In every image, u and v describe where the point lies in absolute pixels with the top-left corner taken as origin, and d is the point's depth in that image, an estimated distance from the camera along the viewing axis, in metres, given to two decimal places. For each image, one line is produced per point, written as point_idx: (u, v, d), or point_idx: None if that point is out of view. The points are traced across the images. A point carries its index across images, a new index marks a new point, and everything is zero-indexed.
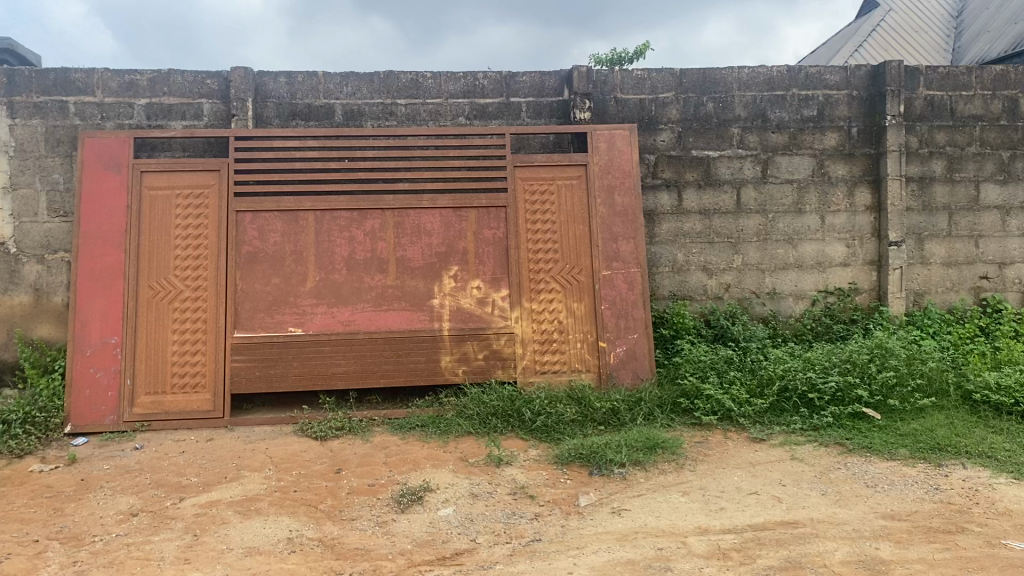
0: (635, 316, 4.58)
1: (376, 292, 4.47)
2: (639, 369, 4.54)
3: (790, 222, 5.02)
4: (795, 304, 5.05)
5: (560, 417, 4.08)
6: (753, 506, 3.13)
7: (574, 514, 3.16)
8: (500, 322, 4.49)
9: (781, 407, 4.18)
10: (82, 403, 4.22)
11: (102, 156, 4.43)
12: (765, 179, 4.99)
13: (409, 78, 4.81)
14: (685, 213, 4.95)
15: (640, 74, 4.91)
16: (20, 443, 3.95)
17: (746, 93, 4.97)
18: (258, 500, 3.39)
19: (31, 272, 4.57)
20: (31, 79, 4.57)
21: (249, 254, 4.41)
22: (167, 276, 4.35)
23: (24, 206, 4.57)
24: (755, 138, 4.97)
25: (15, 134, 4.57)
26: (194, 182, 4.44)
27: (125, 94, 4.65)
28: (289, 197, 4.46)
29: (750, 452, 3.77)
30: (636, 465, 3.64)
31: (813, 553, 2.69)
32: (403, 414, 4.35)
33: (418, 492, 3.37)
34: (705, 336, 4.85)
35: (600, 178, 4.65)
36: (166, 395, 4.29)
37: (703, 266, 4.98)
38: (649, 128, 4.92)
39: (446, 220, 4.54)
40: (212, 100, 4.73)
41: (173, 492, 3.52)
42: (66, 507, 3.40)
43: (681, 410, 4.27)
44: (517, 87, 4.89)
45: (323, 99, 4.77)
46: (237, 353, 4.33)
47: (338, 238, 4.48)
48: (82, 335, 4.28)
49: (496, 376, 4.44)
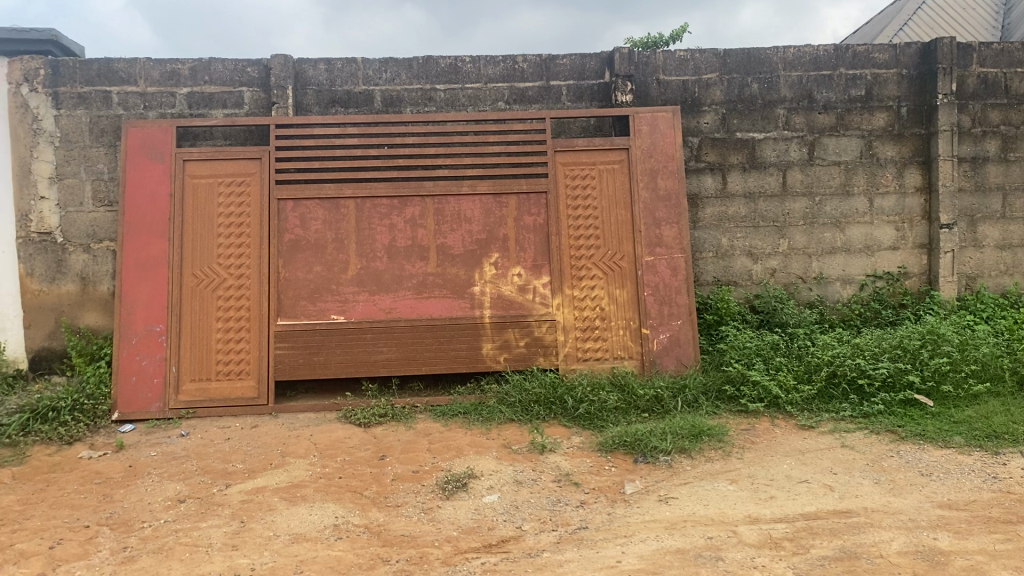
0: (678, 302, 4.52)
1: (417, 279, 4.46)
2: (683, 356, 4.48)
3: (837, 205, 4.90)
4: (842, 289, 4.94)
5: (602, 404, 4.04)
6: (803, 495, 3.07)
7: (620, 502, 3.12)
8: (542, 309, 4.45)
9: (830, 394, 4.09)
10: (128, 391, 4.26)
11: (145, 146, 4.46)
12: (812, 161, 4.88)
13: (448, 63, 4.77)
14: (730, 197, 4.86)
15: (682, 55, 4.83)
16: (70, 429, 4.02)
17: (792, 73, 4.86)
18: (303, 487, 3.40)
19: (78, 261, 4.62)
20: (75, 70, 4.60)
21: (292, 242, 4.43)
22: (211, 264, 4.38)
23: (70, 196, 4.61)
24: (801, 119, 4.86)
25: (60, 125, 4.61)
26: (236, 170, 4.45)
27: (167, 84, 4.66)
28: (330, 185, 4.46)
29: (799, 440, 3.70)
30: (682, 453, 3.58)
31: (869, 544, 2.62)
32: (445, 401, 4.34)
33: (462, 479, 3.35)
34: (750, 322, 4.77)
35: (642, 163, 4.58)
36: (210, 382, 4.32)
37: (748, 251, 4.89)
38: (693, 110, 4.83)
39: (486, 207, 4.51)
40: (253, 88, 4.74)
41: (220, 479, 3.54)
42: (115, 493, 3.44)
43: (727, 397, 4.20)
44: (557, 70, 4.82)
45: (362, 85, 4.75)
46: (280, 341, 4.34)
47: (379, 225, 4.47)
48: (128, 323, 4.32)
49: (538, 363, 4.40)
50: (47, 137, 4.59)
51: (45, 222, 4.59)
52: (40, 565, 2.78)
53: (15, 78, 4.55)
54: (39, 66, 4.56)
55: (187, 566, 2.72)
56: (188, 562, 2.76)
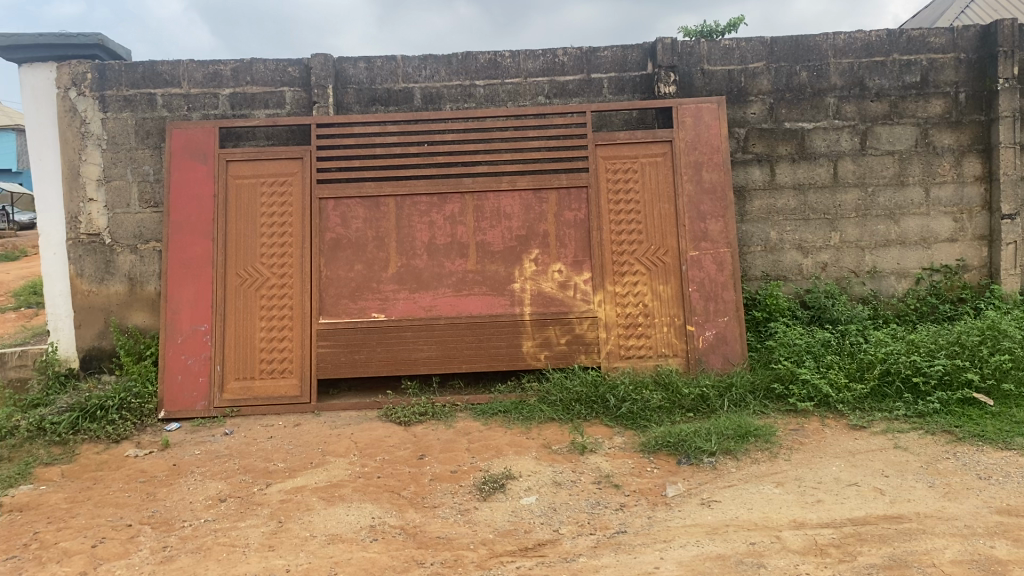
0: (725, 298, 4.40)
1: (457, 277, 4.42)
2: (730, 354, 4.35)
3: (892, 196, 4.72)
4: (898, 283, 4.76)
5: (645, 403, 3.96)
6: (853, 499, 2.95)
7: (661, 506, 3.04)
8: (583, 306, 4.38)
9: (883, 393, 3.94)
10: (175, 389, 4.32)
11: (189, 147, 4.50)
12: (865, 151, 4.71)
13: (487, 58, 4.72)
14: (779, 188, 4.71)
15: (728, 44, 4.70)
16: (117, 428, 4.09)
17: (842, 61, 4.69)
18: (342, 486, 3.39)
19: (125, 262, 4.70)
20: (121, 73, 4.66)
21: (333, 241, 4.43)
22: (253, 263, 4.40)
23: (117, 197, 4.69)
24: (853, 108, 4.69)
25: (107, 127, 4.68)
26: (277, 170, 4.47)
27: (209, 85, 4.70)
28: (369, 183, 4.45)
29: (850, 441, 3.56)
30: (726, 454, 3.48)
31: (921, 552, 2.51)
32: (486, 399, 4.30)
33: (500, 480, 3.30)
34: (801, 318, 4.62)
35: (686, 155, 4.47)
36: (254, 381, 4.35)
37: (798, 244, 4.74)
38: (739, 100, 4.69)
39: (526, 203, 4.45)
40: (294, 87, 4.75)
41: (261, 478, 3.56)
42: (158, 491, 3.47)
43: (775, 396, 4.07)
44: (598, 63, 4.73)
45: (402, 83, 4.73)
46: (322, 340, 4.35)
47: (418, 223, 4.44)
48: (174, 323, 4.38)
49: (579, 361, 4.34)
50: (94, 140, 4.67)
51: (93, 223, 4.68)
52: (82, 564, 2.81)
53: (63, 82, 4.63)
54: (86, 70, 4.64)
55: (224, 567, 2.72)
56: (224, 562, 2.76)
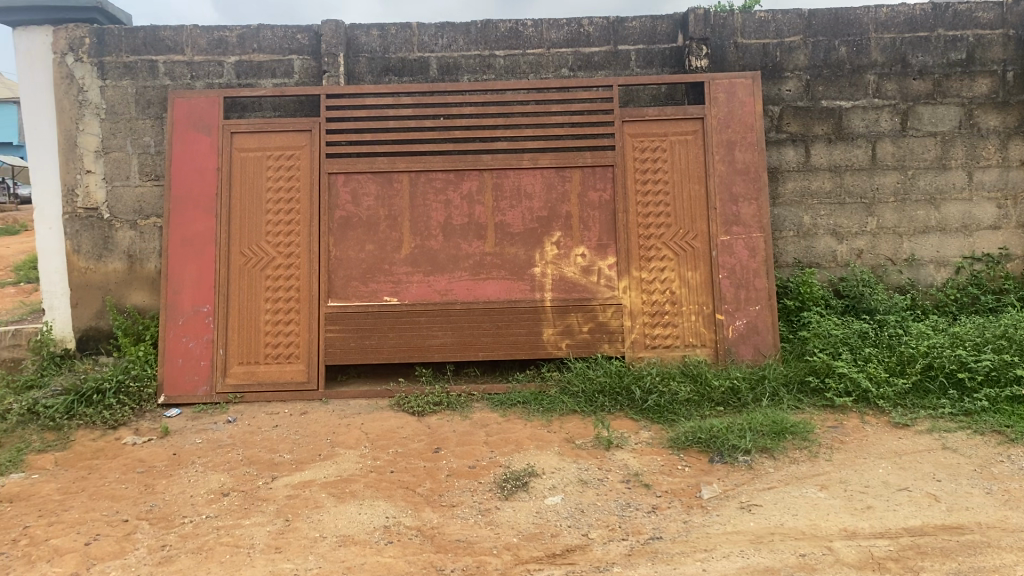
0: (757, 286, 4.16)
1: (474, 259, 4.19)
2: (761, 345, 4.12)
3: (932, 180, 4.46)
4: (936, 272, 4.51)
5: (674, 396, 3.74)
6: (905, 506, 2.73)
7: (697, 509, 2.83)
8: (607, 292, 4.15)
9: (926, 389, 3.71)
10: (175, 373, 4.10)
11: (192, 117, 4.26)
12: (905, 132, 4.45)
13: (508, 27, 4.46)
14: (814, 170, 4.45)
15: (763, 16, 4.44)
16: (114, 413, 3.88)
17: (884, 35, 4.43)
18: (353, 482, 3.16)
19: (124, 238, 4.47)
20: (121, 38, 4.42)
21: (343, 219, 4.20)
22: (259, 241, 4.17)
23: (116, 169, 4.45)
24: (894, 86, 4.43)
25: (106, 96, 4.43)
26: (286, 143, 4.23)
27: (214, 52, 4.46)
28: (383, 158, 4.21)
29: (895, 440, 3.34)
30: (763, 452, 3.27)
31: (989, 568, 2.29)
32: (503, 389, 4.08)
33: (522, 477, 3.08)
34: (834, 307, 4.37)
35: (718, 134, 4.22)
36: (259, 365, 4.13)
37: (833, 230, 4.48)
38: (773, 76, 4.44)
39: (548, 182, 4.21)
40: (303, 56, 4.49)
41: (266, 470, 3.34)
42: (157, 483, 3.26)
43: (811, 390, 3.84)
44: (625, 34, 4.48)
45: (417, 52, 4.48)
46: (331, 324, 4.13)
47: (434, 202, 4.21)
48: (174, 303, 4.15)
49: (602, 351, 4.11)
50: (93, 110, 4.43)
51: (91, 197, 4.45)
52: (74, 564, 2.60)
53: (59, 47, 4.39)
54: (84, 35, 4.39)
55: (227, 569, 2.51)
56: (228, 565, 2.55)
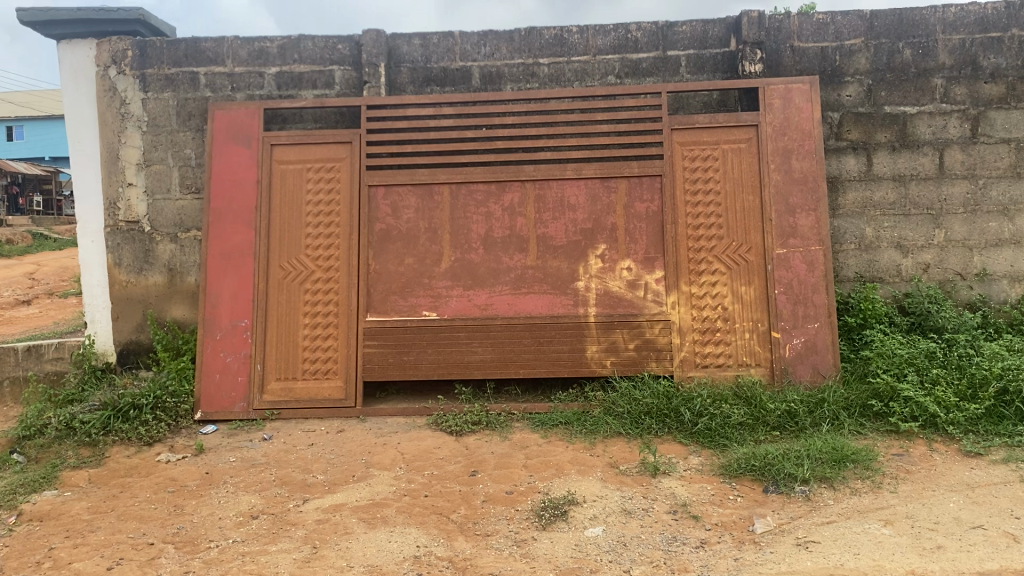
0: (816, 302, 3.92)
1: (516, 273, 4.04)
2: (821, 365, 3.88)
3: (1006, 190, 4.16)
4: (1010, 287, 4.18)
5: (725, 419, 3.53)
6: (980, 547, 2.49)
7: (748, 545, 2.62)
8: (655, 308, 3.96)
9: (1000, 414, 3.43)
10: (212, 389, 4.03)
11: (232, 129, 4.20)
12: (976, 139, 4.17)
13: (552, 34, 4.32)
14: (876, 180, 4.20)
15: (821, 18, 4.23)
16: (150, 429, 3.81)
17: (953, 37, 4.17)
18: (385, 506, 3.02)
19: (165, 252, 4.43)
20: (163, 50, 4.40)
21: (382, 232, 4.09)
22: (298, 255, 4.09)
23: (158, 182, 4.42)
24: (963, 90, 4.16)
25: (148, 108, 4.41)
26: (325, 155, 4.15)
27: (255, 63, 4.40)
28: (423, 169, 4.10)
29: (966, 471, 3.09)
30: (822, 482, 3.05)
31: None
32: (545, 408, 3.92)
33: (561, 506, 2.91)
34: (899, 325, 4.09)
35: (773, 141, 4.01)
36: (297, 382, 4.04)
37: (897, 243, 4.20)
38: (833, 81, 4.21)
39: (593, 193, 4.04)
40: (344, 66, 4.40)
41: (297, 492, 3.23)
42: (187, 505, 3.17)
43: (873, 415, 3.59)
44: (675, 39, 4.29)
45: (459, 61, 4.36)
46: (369, 339, 4.02)
47: (475, 214, 4.08)
48: (212, 318, 4.08)
49: (649, 369, 3.92)
50: (135, 122, 4.41)
51: (132, 210, 4.43)
52: None
53: (102, 60, 4.39)
54: (126, 47, 4.39)
55: None
56: None
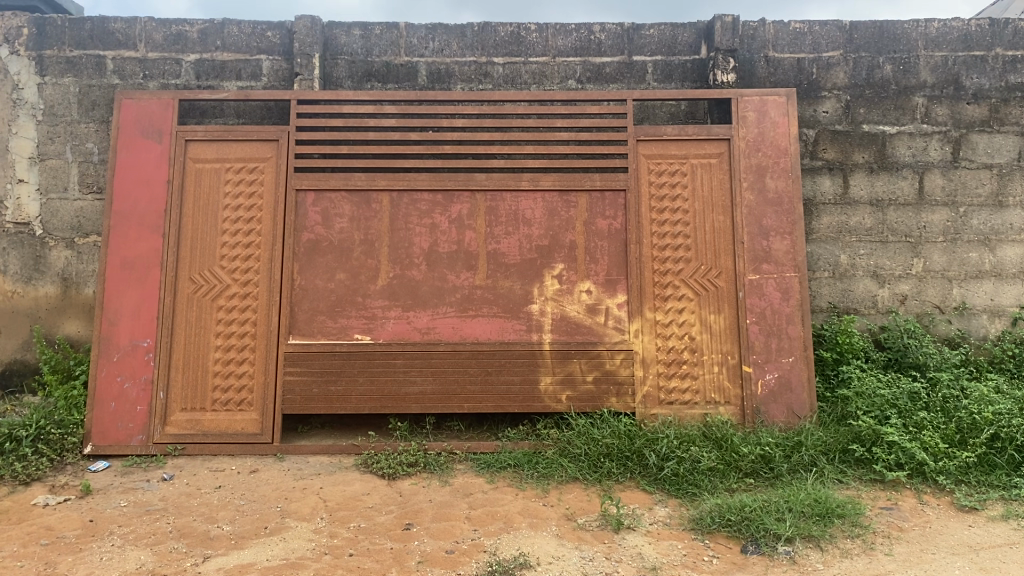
0: (790, 334, 3.57)
1: (462, 294, 3.61)
2: (795, 404, 3.53)
3: (987, 219, 3.89)
4: (990, 323, 3.89)
5: (694, 464, 3.14)
6: None
7: None
8: (615, 336, 3.57)
9: (992, 463, 3.10)
10: (106, 419, 3.49)
11: (140, 121, 3.68)
12: (957, 163, 3.91)
13: (508, 32, 3.96)
14: (853, 204, 3.90)
15: (798, 28, 3.98)
16: (28, 466, 3.20)
17: (935, 53, 3.95)
18: (302, 568, 2.53)
19: (58, 259, 3.87)
20: (65, 30, 3.90)
21: (311, 242, 3.61)
22: (212, 267, 3.58)
23: (53, 179, 3.87)
24: (945, 111, 3.91)
25: (44, 95, 3.88)
26: (249, 154, 3.66)
27: (171, 49, 3.93)
28: (360, 174, 3.64)
29: (966, 530, 2.74)
30: (808, 541, 2.67)
31: None
32: (491, 447, 3.48)
33: (511, 571, 2.46)
34: (877, 362, 3.77)
35: (747, 157, 3.67)
36: (205, 413, 3.52)
37: (873, 272, 3.89)
38: (810, 95, 3.92)
39: (550, 207, 3.64)
40: (273, 56, 3.96)
41: (197, 547, 2.70)
42: (61, 562, 2.61)
43: (855, 461, 3.24)
44: (642, 43, 3.97)
45: (404, 56, 3.95)
46: (292, 365, 3.52)
47: (417, 226, 3.64)
48: (108, 337, 3.54)
49: (609, 405, 3.52)
50: (28, 110, 3.87)
51: (22, 210, 3.86)
52: None
53: None
54: (21, 24, 3.89)
55: None
56: None
